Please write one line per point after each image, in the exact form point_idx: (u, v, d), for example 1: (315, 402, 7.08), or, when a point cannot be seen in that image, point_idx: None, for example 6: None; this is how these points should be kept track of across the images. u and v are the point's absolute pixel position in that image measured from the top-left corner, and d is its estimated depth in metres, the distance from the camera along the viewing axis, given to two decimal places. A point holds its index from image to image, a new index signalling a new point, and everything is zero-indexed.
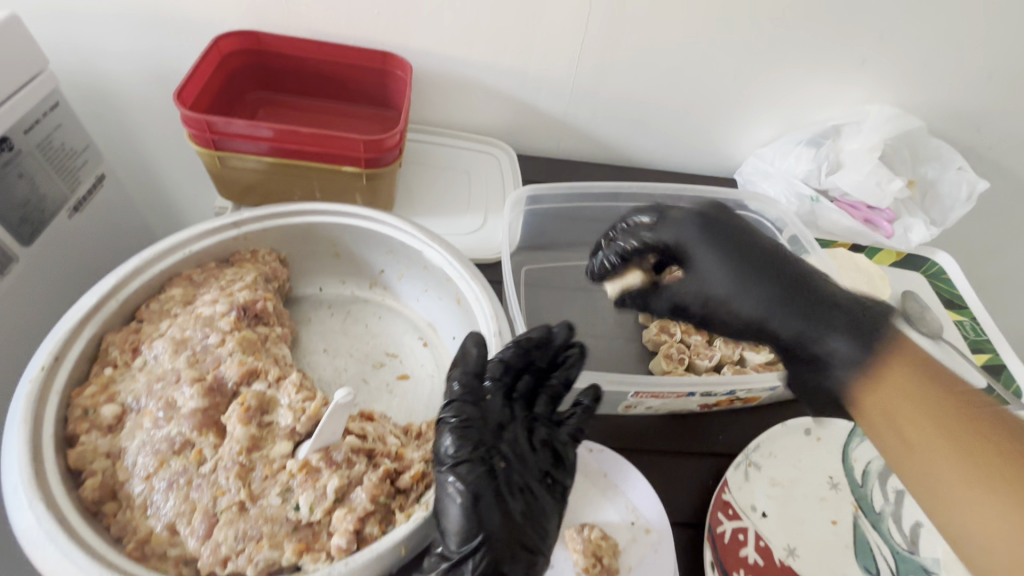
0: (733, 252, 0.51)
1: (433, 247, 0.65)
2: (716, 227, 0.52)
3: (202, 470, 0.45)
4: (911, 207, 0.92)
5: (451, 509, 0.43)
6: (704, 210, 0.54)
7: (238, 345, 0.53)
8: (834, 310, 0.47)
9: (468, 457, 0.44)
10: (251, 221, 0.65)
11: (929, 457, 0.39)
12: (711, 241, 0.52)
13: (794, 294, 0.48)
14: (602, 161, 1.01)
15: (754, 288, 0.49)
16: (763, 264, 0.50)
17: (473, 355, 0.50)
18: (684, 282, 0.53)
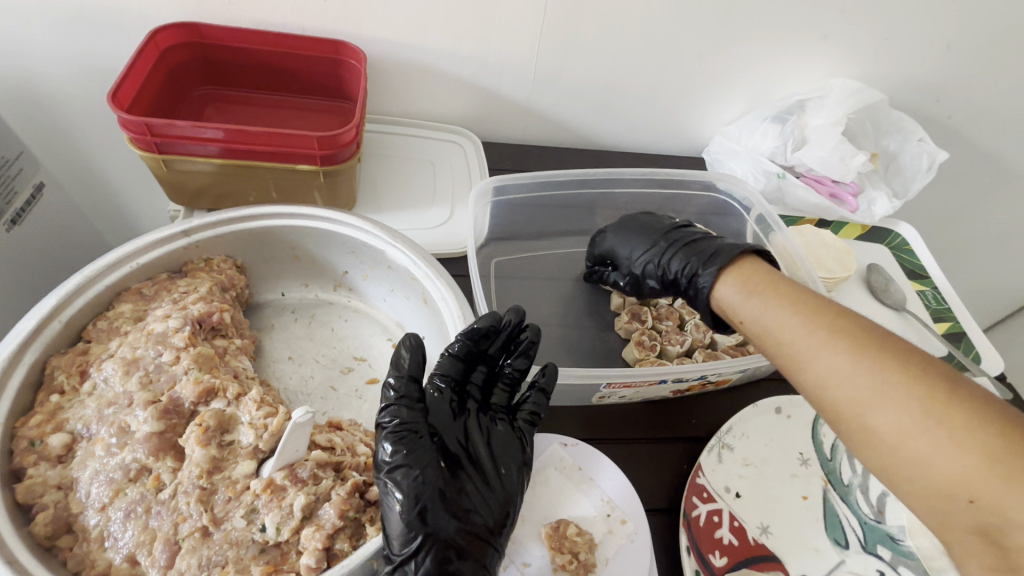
0: (643, 237, 0.70)
1: (397, 247, 0.63)
2: (634, 223, 0.73)
3: (161, 497, 0.43)
4: (874, 180, 0.93)
5: (390, 513, 0.42)
6: (626, 216, 0.75)
7: (194, 362, 0.51)
8: (716, 255, 0.61)
9: (403, 461, 0.42)
10: (203, 228, 0.62)
11: (847, 363, 0.44)
12: (625, 235, 0.72)
13: (689, 252, 0.64)
14: (568, 146, 0.99)
15: (657, 255, 0.67)
16: (663, 240, 0.68)
17: (406, 360, 0.46)
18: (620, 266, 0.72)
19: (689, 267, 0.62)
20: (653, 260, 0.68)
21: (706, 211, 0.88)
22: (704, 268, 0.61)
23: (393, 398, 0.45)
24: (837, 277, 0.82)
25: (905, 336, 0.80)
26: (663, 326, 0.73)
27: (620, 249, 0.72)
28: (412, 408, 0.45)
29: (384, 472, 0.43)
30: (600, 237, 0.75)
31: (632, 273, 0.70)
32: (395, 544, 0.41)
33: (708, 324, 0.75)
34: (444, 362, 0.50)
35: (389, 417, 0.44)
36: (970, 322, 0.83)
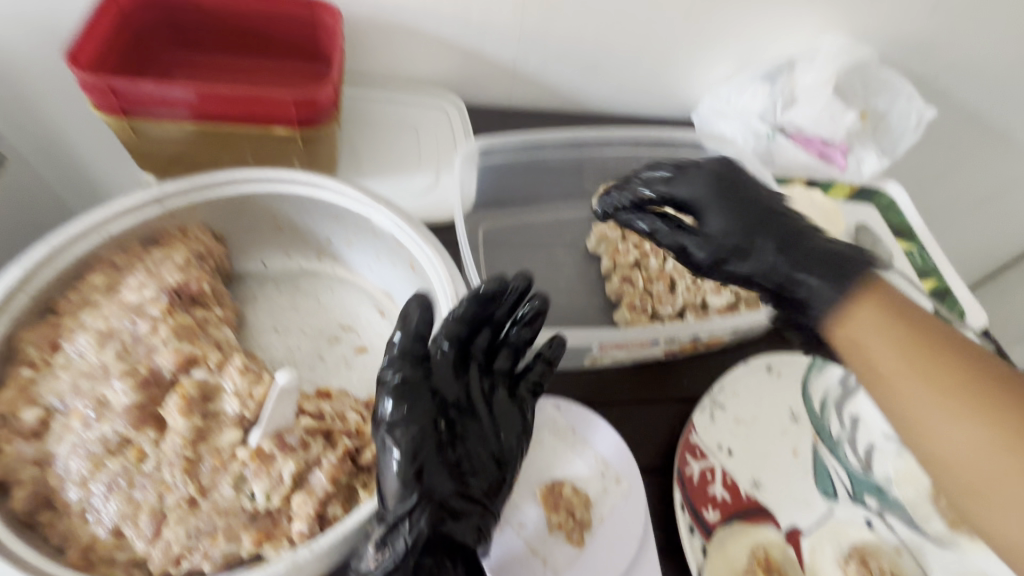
0: (749, 217, 0.53)
1: (380, 211, 0.61)
2: (737, 193, 0.54)
3: (144, 469, 0.42)
4: (862, 140, 0.91)
5: (387, 469, 0.41)
6: (720, 164, 0.56)
7: (172, 333, 0.48)
8: (847, 271, 0.48)
9: (404, 414, 0.42)
10: (175, 195, 0.59)
11: (938, 394, 0.41)
12: (720, 194, 0.54)
13: (800, 250, 0.51)
14: (557, 111, 0.97)
15: (765, 242, 0.52)
16: (775, 219, 0.53)
17: (415, 316, 0.44)
18: (696, 235, 0.55)
19: (795, 264, 0.50)
20: (763, 243, 0.52)
21: None
22: (817, 272, 0.49)
23: (398, 352, 0.44)
24: (826, 236, 0.82)
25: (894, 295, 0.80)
26: (654, 289, 0.72)
27: (709, 216, 0.54)
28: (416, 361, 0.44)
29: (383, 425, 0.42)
30: (682, 194, 0.55)
31: (718, 254, 0.54)
32: (388, 503, 0.40)
33: (699, 285, 0.73)
34: (455, 324, 0.47)
35: (391, 369, 0.44)
36: (954, 279, 0.84)
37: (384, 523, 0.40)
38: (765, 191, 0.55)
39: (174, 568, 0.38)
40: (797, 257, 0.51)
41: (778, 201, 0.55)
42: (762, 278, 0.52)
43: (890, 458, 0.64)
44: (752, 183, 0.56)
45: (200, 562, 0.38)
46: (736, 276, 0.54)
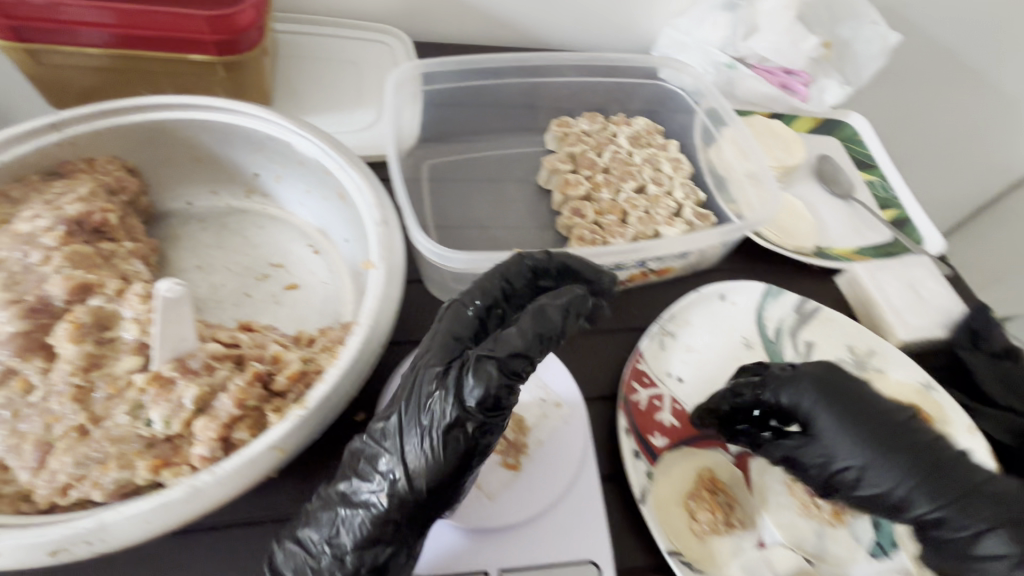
0: (897, 459, 0.42)
1: (304, 136, 0.57)
2: (857, 416, 0.45)
3: (31, 399, 0.38)
4: (826, 69, 0.88)
5: (424, 465, 0.37)
6: (841, 381, 0.47)
7: (67, 261, 0.45)
8: (976, 490, 0.41)
9: (478, 415, 0.36)
10: (75, 121, 0.54)
11: None
12: (835, 417, 0.45)
13: (941, 481, 0.41)
14: (512, 45, 0.91)
15: (888, 468, 0.42)
16: (898, 438, 0.43)
17: (552, 313, 0.39)
18: (804, 448, 0.47)
19: (950, 507, 0.41)
20: (903, 481, 0.42)
21: (651, 103, 0.83)
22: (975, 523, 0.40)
23: (515, 333, 0.37)
24: (787, 165, 0.79)
25: (854, 225, 0.78)
26: (605, 220, 0.69)
27: (807, 457, 0.47)
28: (534, 352, 0.38)
29: (457, 418, 0.36)
30: (807, 419, 0.47)
31: (824, 474, 0.46)
32: (411, 497, 0.37)
33: (651, 216, 0.70)
34: (523, 289, 0.44)
35: (501, 352, 0.37)
36: (915, 207, 0.82)
37: (393, 505, 0.38)
38: (931, 457, 0.42)
39: (62, 497, 0.36)
40: (952, 485, 0.41)
41: (946, 465, 0.42)
42: (859, 479, 0.44)
43: None
44: (888, 405, 0.45)
45: (90, 491, 0.36)
46: (821, 472, 0.46)
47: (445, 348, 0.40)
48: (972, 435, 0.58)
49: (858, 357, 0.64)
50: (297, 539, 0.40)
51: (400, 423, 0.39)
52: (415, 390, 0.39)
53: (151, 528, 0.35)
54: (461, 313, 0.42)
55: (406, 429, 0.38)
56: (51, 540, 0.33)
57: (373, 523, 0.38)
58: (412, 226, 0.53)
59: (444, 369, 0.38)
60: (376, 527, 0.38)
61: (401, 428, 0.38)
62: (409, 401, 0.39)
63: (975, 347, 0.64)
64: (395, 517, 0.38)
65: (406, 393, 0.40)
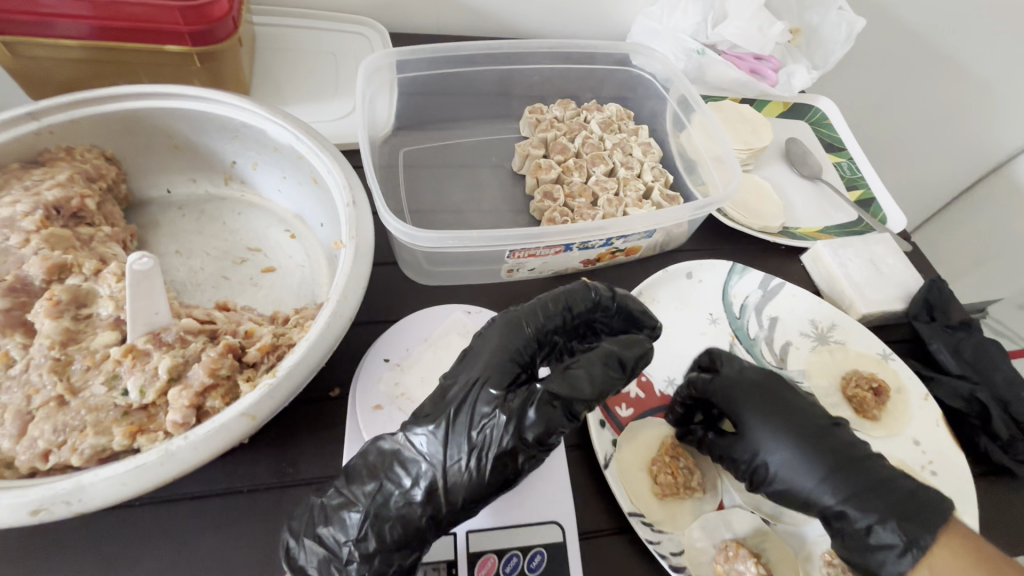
0: (815, 457, 0.48)
1: (276, 123, 0.59)
2: (787, 418, 0.50)
3: (11, 373, 0.40)
4: (794, 55, 0.91)
5: (466, 481, 0.40)
6: (777, 386, 0.52)
7: (45, 242, 0.46)
8: (879, 486, 0.47)
9: (534, 446, 0.41)
10: (52, 110, 0.55)
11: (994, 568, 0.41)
12: (769, 419, 0.50)
13: (852, 477, 0.47)
14: (487, 36, 0.93)
15: (807, 464, 0.48)
16: (815, 437, 0.49)
17: (620, 354, 0.44)
18: (734, 445, 0.52)
19: (854, 501, 0.46)
20: (819, 478, 0.47)
21: (622, 89, 0.85)
22: (874, 518, 0.45)
23: (588, 381, 0.42)
24: (754, 147, 0.80)
25: (820, 205, 0.81)
26: (575, 203, 0.72)
27: (737, 457, 0.51)
28: (594, 398, 0.42)
29: (512, 446, 0.40)
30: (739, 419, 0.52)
31: (752, 468, 0.50)
32: (445, 510, 0.41)
33: (620, 199, 0.72)
34: (581, 316, 0.48)
35: (566, 394, 0.41)
36: (881, 187, 0.84)
37: (425, 512, 0.41)
38: (844, 456, 0.48)
39: (42, 463, 0.37)
40: (860, 481, 0.47)
41: (858, 463, 0.48)
42: (784, 477, 0.49)
43: (807, 352, 0.64)
44: (812, 410, 0.51)
45: (68, 456, 0.37)
46: (748, 469, 0.51)
47: (503, 368, 0.43)
48: (925, 401, 0.61)
49: (821, 331, 0.66)
50: (317, 533, 0.41)
51: (442, 437, 0.41)
52: (467, 406, 0.42)
53: (126, 490, 0.36)
54: (519, 336, 0.45)
55: (451, 442, 0.41)
56: (32, 500, 0.35)
57: (404, 528, 0.40)
58: (382, 209, 0.55)
59: (505, 395, 0.42)
60: (407, 531, 0.40)
61: (443, 441, 0.41)
62: (457, 416, 0.41)
63: (930, 319, 0.67)
64: (426, 525, 0.41)
65: (454, 404, 0.42)
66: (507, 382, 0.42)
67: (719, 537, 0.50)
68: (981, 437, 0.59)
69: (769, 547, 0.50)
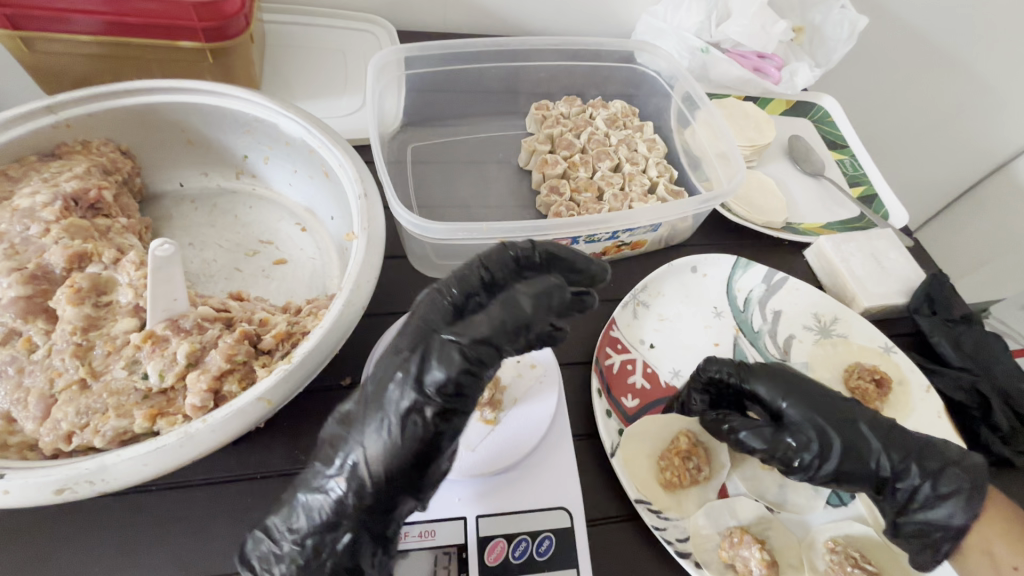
0: (863, 433, 0.51)
1: (288, 116, 0.59)
2: (823, 400, 0.52)
3: (34, 357, 0.41)
4: (797, 53, 0.92)
5: (382, 452, 0.38)
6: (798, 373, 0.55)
7: (65, 232, 0.47)
8: (920, 447, 0.50)
9: (446, 400, 0.38)
10: (68, 104, 0.56)
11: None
12: (811, 403, 0.52)
13: (897, 446, 0.50)
14: (493, 32, 0.93)
15: (860, 441, 0.50)
16: (853, 420, 0.52)
17: (525, 300, 0.40)
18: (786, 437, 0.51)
19: (908, 466, 0.49)
20: (876, 452, 0.50)
21: (628, 87, 0.86)
22: (929, 475, 0.49)
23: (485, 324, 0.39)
24: (758, 144, 0.81)
25: (822, 201, 0.82)
26: (581, 198, 0.73)
27: (800, 458, 0.50)
28: (496, 344, 0.39)
29: (422, 402, 0.38)
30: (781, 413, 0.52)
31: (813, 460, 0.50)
32: (363, 484, 0.39)
33: (626, 194, 0.73)
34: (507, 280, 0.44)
35: (460, 342, 0.39)
36: (883, 183, 0.85)
37: (351, 492, 0.39)
38: (881, 426, 0.52)
39: (65, 445, 0.39)
40: (903, 448, 0.50)
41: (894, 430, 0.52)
42: (845, 460, 0.50)
43: (810, 345, 0.65)
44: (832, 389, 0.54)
45: (90, 438, 0.38)
46: (807, 468, 0.50)
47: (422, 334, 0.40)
48: (928, 393, 0.61)
49: (824, 324, 0.67)
50: (266, 523, 0.41)
51: (360, 410, 0.40)
52: (382, 374, 0.41)
53: (148, 472, 0.37)
54: (436, 303, 0.42)
55: (368, 414, 0.39)
56: (56, 480, 0.36)
57: (335, 508, 0.39)
58: (394, 201, 0.56)
59: (410, 355, 0.40)
60: (338, 512, 0.39)
61: (360, 414, 0.40)
62: (372, 387, 0.40)
63: (932, 313, 0.67)
64: (352, 505, 0.39)
65: (371, 379, 0.41)
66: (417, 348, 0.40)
67: (723, 524, 0.51)
68: (982, 428, 0.60)
69: (773, 534, 0.51)
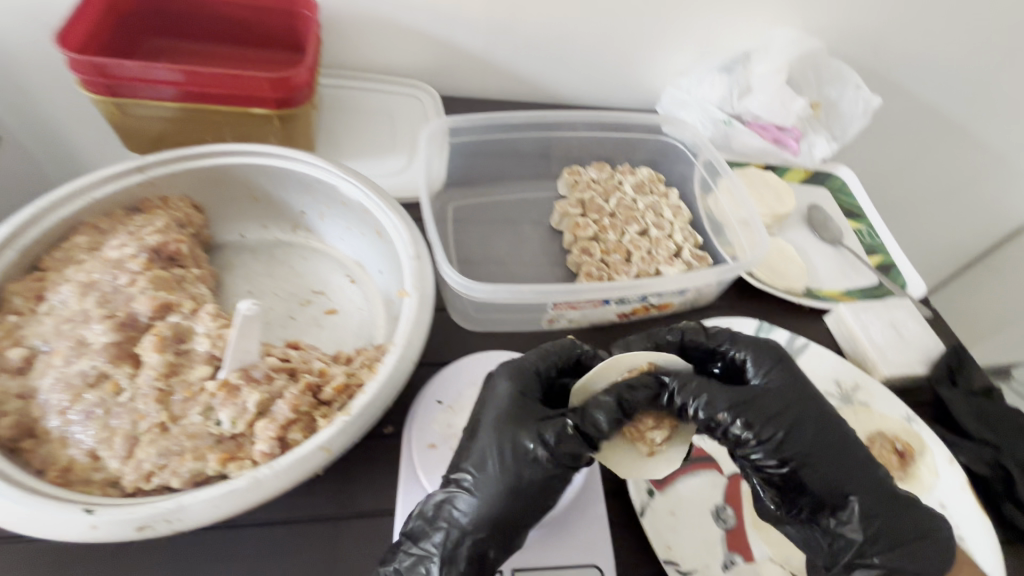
0: (814, 435, 0.46)
1: (349, 181, 0.66)
2: (793, 385, 0.49)
3: (120, 400, 0.46)
4: (814, 126, 0.96)
5: (505, 508, 0.45)
6: (784, 359, 0.51)
7: (151, 283, 0.53)
8: (858, 472, 0.47)
9: (557, 470, 0.45)
10: (156, 165, 0.63)
11: None
12: (777, 381, 0.49)
13: (837, 460, 0.47)
14: (529, 99, 0.99)
15: (807, 438, 0.46)
16: (839, 430, 0.48)
17: (638, 390, 0.45)
18: (737, 394, 0.46)
19: (835, 481, 0.46)
20: (812, 454, 0.46)
21: (656, 155, 0.92)
22: (852, 500, 0.46)
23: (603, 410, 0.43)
24: (778, 213, 0.86)
25: (841, 269, 0.85)
26: (611, 259, 0.77)
27: (751, 417, 0.45)
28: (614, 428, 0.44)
29: (546, 466, 0.45)
30: (762, 383, 0.49)
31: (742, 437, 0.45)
32: (485, 525, 0.44)
33: (652, 256, 0.78)
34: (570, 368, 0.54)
35: (589, 426, 0.44)
36: (900, 253, 0.88)
37: (475, 544, 0.44)
38: (839, 437, 0.47)
39: (145, 483, 0.42)
40: (844, 465, 0.47)
41: (847, 446, 0.48)
42: (776, 449, 0.45)
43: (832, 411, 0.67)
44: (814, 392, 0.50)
45: (169, 478, 0.42)
46: (756, 432, 0.45)
47: (517, 411, 0.47)
48: (951, 465, 0.62)
49: (845, 391, 0.68)
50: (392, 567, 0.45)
51: (477, 458, 0.47)
52: (508, 440, 0.46)
53: (219, 513, 0.41)
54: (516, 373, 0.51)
55: (488, 463, 0.46)
56: (138, 517, 0.39)
57: (462, 560, 0.44)
58: (442, 262, 0.61)
59: (512, 416, 0.47)
60: (460, 551, 0.44)
61: (478, 463, 0.46)
62: (480, 444, 0.47)
63: (952, 384, 0.69)
64: (480, 555, 0.44)
65: (491, 445, 0.47)
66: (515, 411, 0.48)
67: None
68: (1005, 504, 0.61)
69: None
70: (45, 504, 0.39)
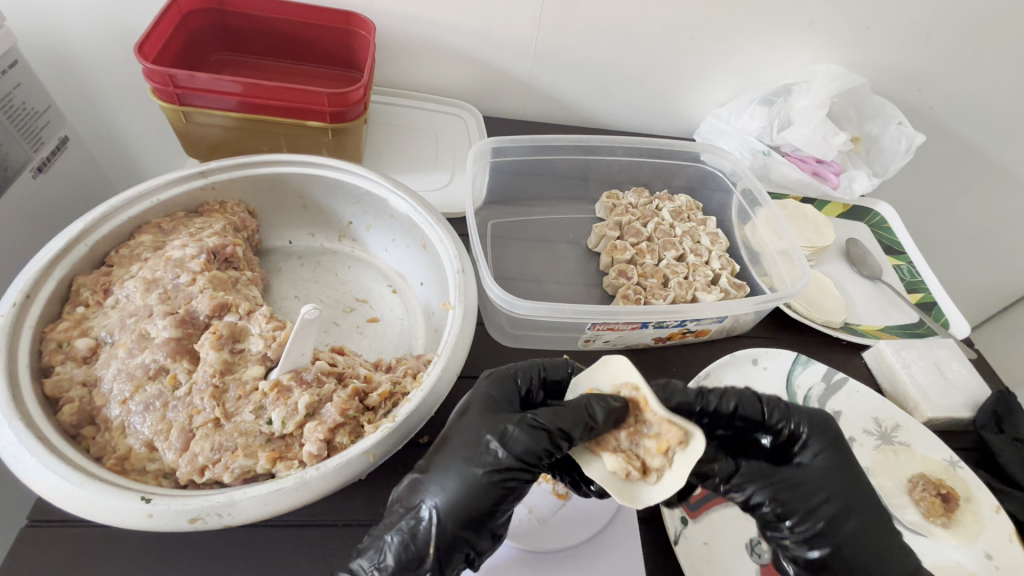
0: (850, 527, 0.47)
1: (398, 195, 0.68)
2: (844, 476, 0.48)
3: (177, 393, 0.48)
4: (855, 161, 0.96)
5: (461, 499, 0.42)
6: (840, 444, 0.50)
7: (210, 283, 0.55)
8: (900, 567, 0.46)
9: (517, 469, 0.43)
10: (218, 170, 0.66)
11: None
12: (826, 471, 0.48)
13: (876, 556, 0.46)
14: (568, 122, 1.01)
15: (843, 531, 0.46)
16: (880, 518, 0.47)
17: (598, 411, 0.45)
18: (779, 480, 0.48)
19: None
20: (845, 543, 0.46)
21: (693, 182, 0.92)
22: None
23: (569, 412, 0.44)
24: (817, 246, 0.85)
25: (880, 305, 0.84)
26: (647, 282, 0.78)
27: (786, 506, 0.47)
28: (579, 432, 0.44)
29: (506, 462, 0.43)
30: (809, 463, 0.49)
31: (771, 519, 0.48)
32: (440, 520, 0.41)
33: (690, 283, 0.78)
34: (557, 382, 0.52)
35: (555, 423, 0.44)
36: (943, 291, 0.87)
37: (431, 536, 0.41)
38: (880, 531, 0.47)
39: (198, 476, 0.44)
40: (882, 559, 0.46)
41: (890, 539, 0.47)
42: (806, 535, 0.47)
43: (871, 450, 0.65)
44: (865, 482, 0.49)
45: (221, 473, 0.44)
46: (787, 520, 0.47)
47: (488, 405, 0.47)
48: (997, 514, 0.60)
49: (884, 430, 0.66)
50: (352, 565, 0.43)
51: (445, 452, 0.44)
52: (475, 433, 0.45)
53: (267, 510, 0.42)
54: (500, 379, 0.49)
55: (455, 457, 0.44)
56: (192, 509, 0.40)
57: (404, 546, 0.41)
58: (486, 277, 0.62)
59: (487, 415, 0.46)
60: (414, 542, 0.42)
61: (446, 456, 0.44)
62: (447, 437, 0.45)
63: (999, 431, 0.67)
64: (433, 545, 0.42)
65: (458, 435, 0.45)
66: (489, 410, 0.46)
67: None
68: None
69: None
70: (104, 490, 0.41)
